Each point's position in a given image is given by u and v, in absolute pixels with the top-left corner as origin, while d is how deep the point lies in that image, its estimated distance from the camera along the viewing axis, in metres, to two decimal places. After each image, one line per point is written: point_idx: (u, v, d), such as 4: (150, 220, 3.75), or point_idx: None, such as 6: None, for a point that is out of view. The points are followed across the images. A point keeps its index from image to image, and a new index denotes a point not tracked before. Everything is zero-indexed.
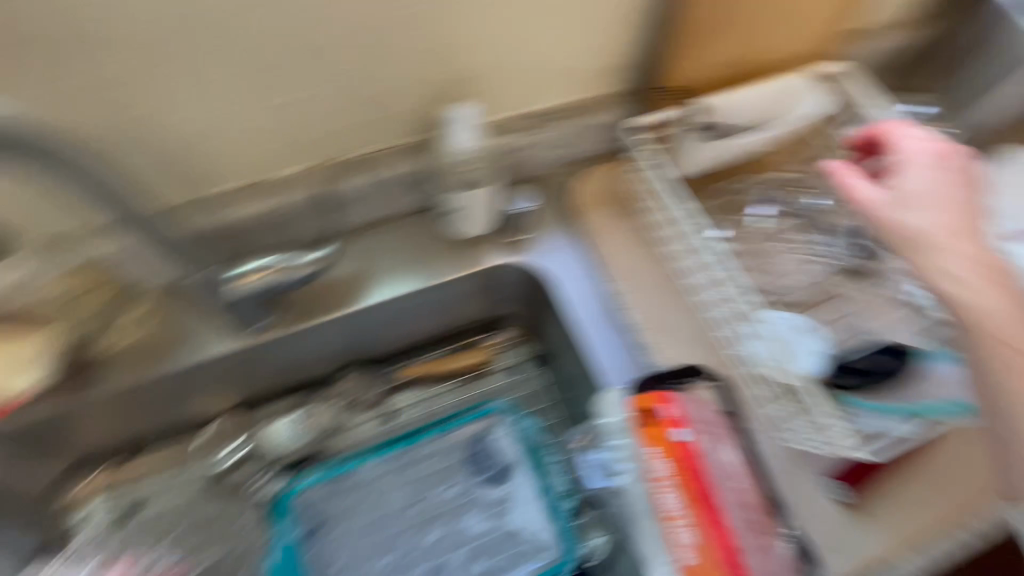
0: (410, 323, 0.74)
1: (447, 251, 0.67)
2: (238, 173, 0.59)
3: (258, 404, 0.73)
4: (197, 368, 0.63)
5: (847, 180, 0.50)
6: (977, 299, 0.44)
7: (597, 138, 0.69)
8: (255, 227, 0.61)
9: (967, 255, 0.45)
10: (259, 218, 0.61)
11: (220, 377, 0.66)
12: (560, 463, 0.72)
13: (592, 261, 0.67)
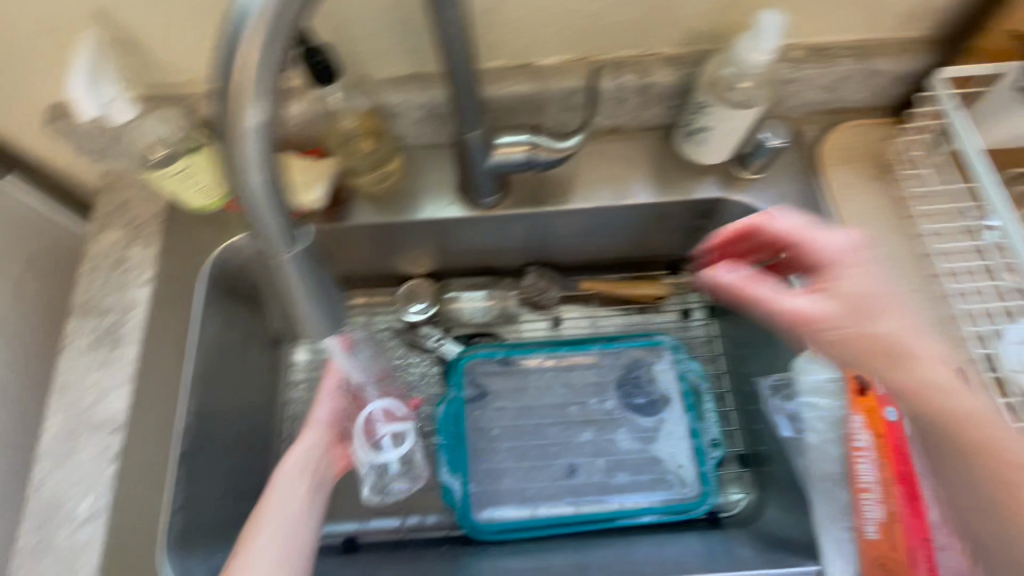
0: (604, 241, 0.73)
1: (673, 176, 0.66)
2: (505, 52, 0.57)
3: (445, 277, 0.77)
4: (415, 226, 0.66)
5: (752, 293, 0.50)
6: (947, 390, 0.43)
7: (870, 88, 0.62)
8: (502, 107, 0.60)
9: (935, 363, 0.43)
10: (509, 99, 0.59)
11: (425, 240, 0.69)
12: (715, 413, 0.72)
13: (829, 217, 0.62)
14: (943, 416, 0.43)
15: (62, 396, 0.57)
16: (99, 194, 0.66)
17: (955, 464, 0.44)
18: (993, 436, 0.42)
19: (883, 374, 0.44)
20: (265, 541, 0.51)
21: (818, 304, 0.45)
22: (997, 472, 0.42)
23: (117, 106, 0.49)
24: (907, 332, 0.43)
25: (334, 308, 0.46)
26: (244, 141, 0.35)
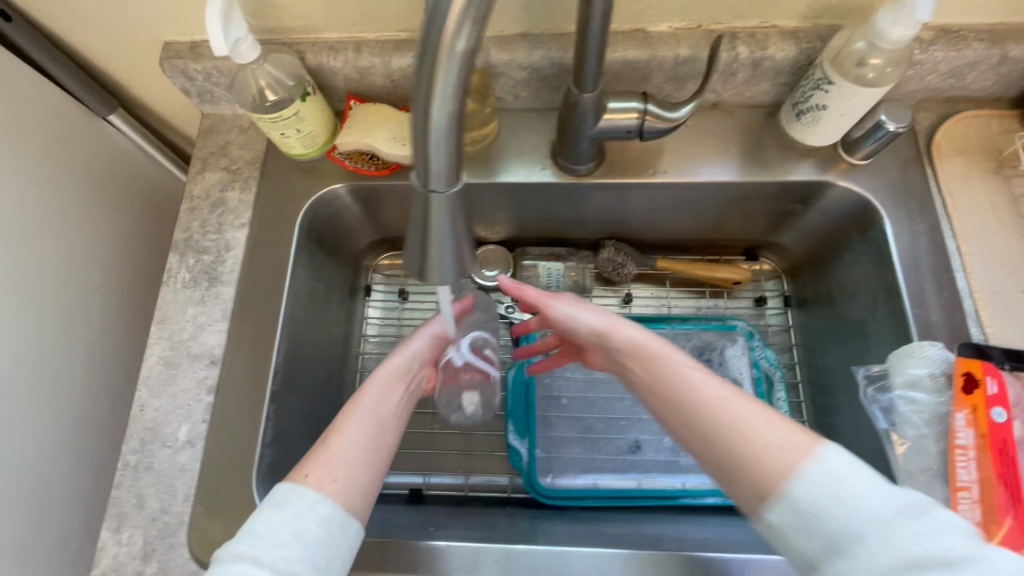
0: (685, 220, 0.72)
1: (772, 157, 0.64)
2: (617, 16, 0.56)
3: (515, 247, 0.77)
4: (504, 191, 0.66)
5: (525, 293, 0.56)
6: (706, 390, 0.43)
7: (997, 77, 0.58)
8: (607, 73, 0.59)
9: (683, 360, 0.46)
10: (615, 65, 0.58)
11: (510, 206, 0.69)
12: (786, 403, 0.71)
13: (938, 210, 0.59)
14: (713, 424, 0.42)
15: (162, 328, 0.60)
16: (200, 137, 0.67)
17: (714, 462, 0.42)
18: (731, 422, 0.41)
19: (656, 379, 0.46)
20: (345, 441, 0.46)
21: (614, 320, 0.51)
22: (735, 456, 0.40)
23: (244, 44, 0.49)
24: (674, 354, 0.46)
25: (465, 262, 0.37)
26: (437, 68, 0.26)
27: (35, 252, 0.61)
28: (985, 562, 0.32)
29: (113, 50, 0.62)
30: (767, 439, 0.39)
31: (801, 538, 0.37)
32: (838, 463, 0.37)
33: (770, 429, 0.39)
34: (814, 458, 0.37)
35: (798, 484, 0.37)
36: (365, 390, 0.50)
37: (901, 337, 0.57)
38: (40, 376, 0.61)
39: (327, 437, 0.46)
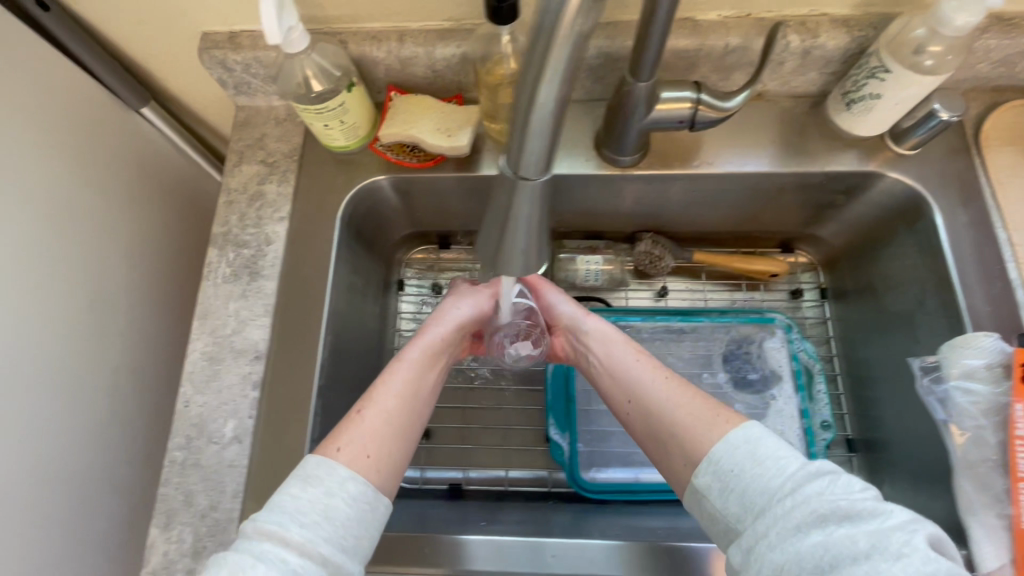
0: (724, 212, 0.71)
1: (817, 147, 0.63)
2: None
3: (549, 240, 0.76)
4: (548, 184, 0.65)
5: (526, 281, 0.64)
6: (650, 372, 0.52)
7: None
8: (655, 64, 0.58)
9: (633, 349, 0.55)
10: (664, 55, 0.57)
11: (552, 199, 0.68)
12: (826, 396, 0.70)
13: (987, 200, 0.59)
14: (656, 398, 0.50)
15: (204, 323, 0.59)
16: (235, 129, 0.66)
17: (652, 431, 0.49)
18: (668, 396, 0.49)
19: (611, 363, 0.55)
20: (378, 413, 0.46)
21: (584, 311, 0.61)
22: (671, 422, 0.47)
23: (296, 32, 0.49)
24: (626, 343, 0.56)
25: (542, 250, 0.37)
26: (553, 47, 0.25)
27: (74, 247, 0.59)
28: (882, 516, 0.36)
29: (150, 41, 0.60)
30: (695, 411, 0.47)
31: (723, 500, 0.42)
32: (759, 432, 0.43)
33: (697, 403, 0.48)
34: (739, 425, 0.44)
35: (720, 444, 0.43)
36: (399, 362, 0.51)
37: (952, 328, 0.57)
38: (81, 373, 0.60)
39: (360, 408, 0.47)
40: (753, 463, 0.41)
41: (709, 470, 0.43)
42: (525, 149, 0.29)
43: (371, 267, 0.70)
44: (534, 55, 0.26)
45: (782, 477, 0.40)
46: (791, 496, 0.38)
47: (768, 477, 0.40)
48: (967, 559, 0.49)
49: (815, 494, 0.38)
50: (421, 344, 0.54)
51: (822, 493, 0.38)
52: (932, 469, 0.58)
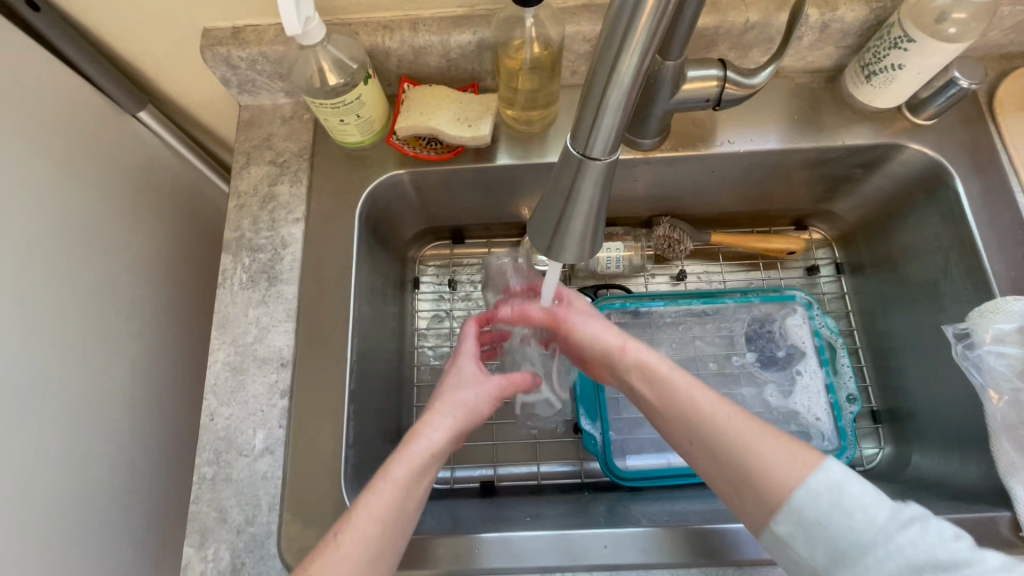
0: (740, 191, 0.71)
1: (834, 122, 0.63)
2: None
3: None
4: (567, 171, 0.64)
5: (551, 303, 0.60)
6: (712, 406, 0.46)
7: None
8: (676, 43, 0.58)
9: (688, 379, 0.49)
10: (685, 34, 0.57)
11: None
12: (850, 369, 0.70)
13: (1006, 165, 0.60)
14: (721, 436, 0.44)
15: (223, 332, 0.57)
16: (240, 130, 0.64)
17: (722, 476, 0.44)
18: (737, 437, 0.43)
19: (663, 397, 0.49)
20: (354, 538, 0.41)
21: (625, 339, 0.55)
22: (741, 470, 0.42)
23: (313, 22, 0.47)
24: (678, 371, 0.50)
25: (596, 242, 0.35)
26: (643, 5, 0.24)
27: (83, 261, 0.57)
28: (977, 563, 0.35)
29: (147, 40, 0.57)
30: (770, 455, 0.42)
31: (807, 547, 0.40)
32: (839, 475, 0.40)
33: (772, 444, 0.42)
34: (817, 467, 0.40)
35: (802, 491, 0.40)
36: (382, 479, 0.44)
37: (978, 293, 0.58)
38: (97, 393, 0.57)
39: (336, 530, 0.42)
40: (840, 516, 0.38)
41: (788, 519, 0.40)
42: (601, 116, 0.28)
43: (388, 266, 0.68)
44: (618, 16, 0.25)
45: (873, 530, 0.37)
46: (885, 550, 0.36)
47: (858, 531, 0.37)
48: (1013, 519, 0.50)
49: (910, 548, 0.36)
50: (410, 457, 0.46)
51: (916, 549, 0.36)
52: (964, 433, 0.59)
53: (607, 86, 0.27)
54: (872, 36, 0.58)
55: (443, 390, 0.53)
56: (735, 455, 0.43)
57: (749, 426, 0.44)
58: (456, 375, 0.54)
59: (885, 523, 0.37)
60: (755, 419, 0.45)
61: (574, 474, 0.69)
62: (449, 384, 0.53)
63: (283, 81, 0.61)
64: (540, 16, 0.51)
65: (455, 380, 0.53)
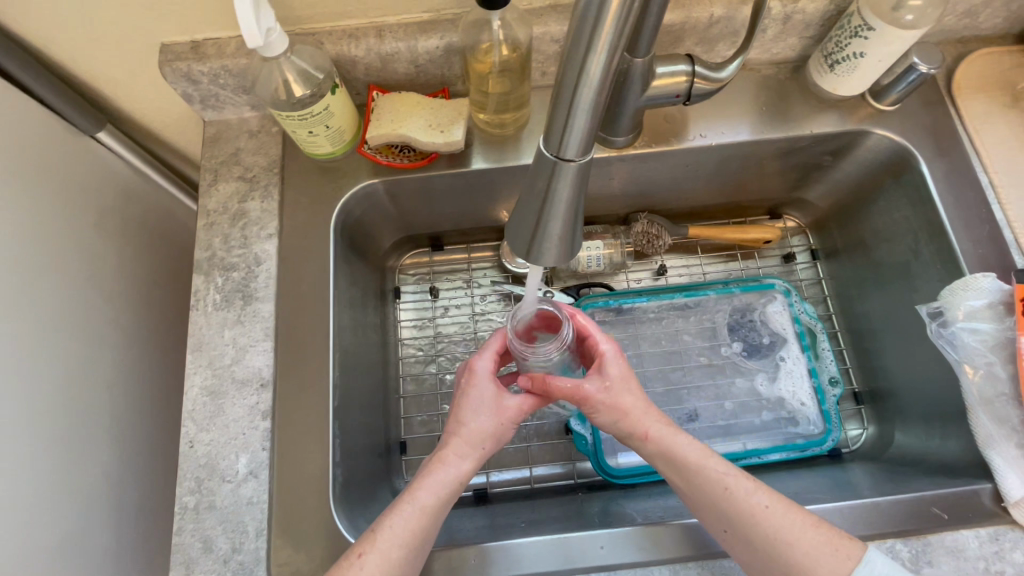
0: (715, 183, 0.71)
1: (802, 111, 0.64)
2: None
3: None
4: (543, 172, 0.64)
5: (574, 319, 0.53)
6: (750, 496, 0.45)
7: (1007, 13, 0.61)
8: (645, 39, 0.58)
9: (720, 465, 0.46)
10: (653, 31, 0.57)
11: None
12: (831, 353, 0.71)
13: (968, 146, 0.62)
14: (761, 527, 0.44)
15: (198, 356, 0.55)
16: (206, 146, 0.62)
17: (754, 559, 0.44)
18: (777, 530, 0.43)
19: (690, 482, 0.47)
20: (379, 562, 0.42)
21: (644, 422, 0.49)
22: (778, 561, 0.43)
23: (274, 33, 0.46)
24: (708, 457, 0.47)
25: (574, 245, 0.34)
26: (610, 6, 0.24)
27: (49, 290, 0.54)
28: None
29: (102, 59, 0.55)
30: (811, 547, 0.42)
31: None
32: (883, 568, 0.41)
33: (814, 536, 0.43)
34: (861, 560, 0.42)
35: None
36: (407, 502, 0.45)
37: (949, 272, 0.59)
38: (70, 426, 0.55)
39: (361, 551, 0.43)
40: None
41: None
42: (573, 118, 0.27)
43: (367, 277, 0.67)
44: (585, 16, 0.25)
45: None
46: None
47: None
48: (995, 491, 0.52)
49: None
50: (434, 483, 0.46)
51: None
52: (943, 409, 0.60)
53: (578, 87, 0.27)
54: (833, 26, 0.59)
55: (461, 417, 0.49)
56: (774, 546, 0.43)
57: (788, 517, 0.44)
58: (476, 398, 0.49)
59: None
60: (792, 509, 0.44)
61: (567, 475, 0.68)
62: (467, 408, 0.49)
63: (248, 94, 0.59)
64: (508, 18, 0.50)
65: (474, 408, 0.49)
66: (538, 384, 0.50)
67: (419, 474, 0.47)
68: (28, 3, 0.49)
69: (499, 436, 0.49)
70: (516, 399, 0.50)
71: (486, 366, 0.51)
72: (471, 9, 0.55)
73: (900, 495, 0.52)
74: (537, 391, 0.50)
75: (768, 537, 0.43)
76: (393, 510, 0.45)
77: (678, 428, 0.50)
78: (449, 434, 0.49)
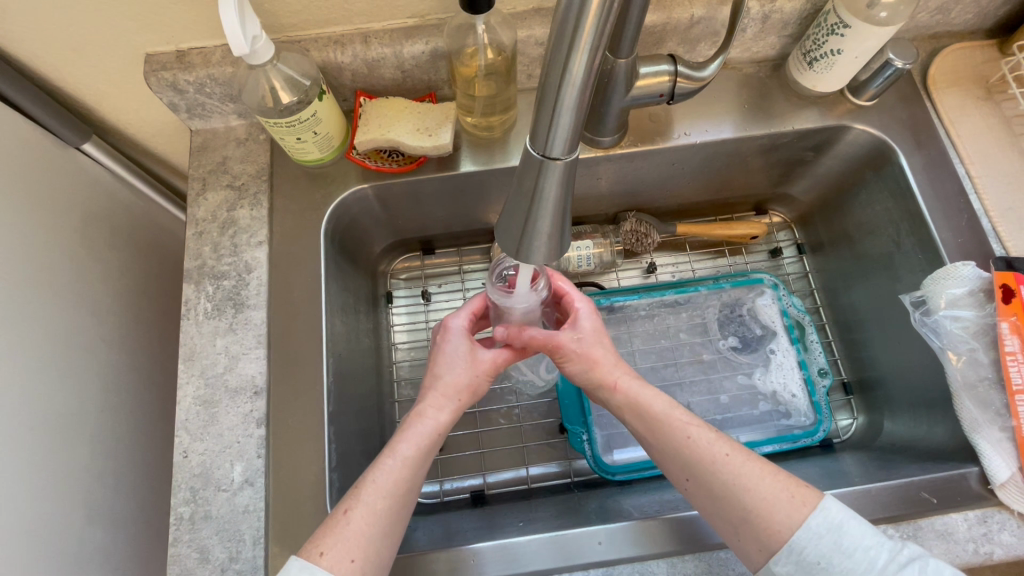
0: (701, 180, 0.72)
1: (783, 109, 0.66)
2: None
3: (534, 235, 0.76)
4: None
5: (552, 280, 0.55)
6: (711, 445, 0.45)
7: (978, 9, 0.63)
8: None
9: (685, 416, 0.47)
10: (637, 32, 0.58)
11: None
12: (820, 345, 0.72)
13: (946, 136, 0.64)
14: (720, 474, 0.44)
15: (190, 365, 0.55)
16: (193, 156, 0.62)
17: (719, 510, 0.44)
18: (736, 476, 0.44)
19: (657, 434, 0.48)
20: (364, 514, 0.42)
21: (614, 372, 0.50)
22: (740, 507, 0.43)
23: (260, 41, 0.46)
24: (674, 408, 0.48)
25: (563, 242, 0.35)
26: (591, 8, 0.25)
27: (36, 303, 0.54)
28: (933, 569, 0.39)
29: (87, 70, 0.55)
30: (769, 493, 0.43)
31: None
32: (839, 515, 0.41)
33: (772, 484, 0.43)
34: (816, 506, 0.42)
35: (802, 531, 0.41)
36: (389, 456, 0.45)
37: (931, 261, 0.61)
38: (62, 440, 0.54)
39: (346, 507, 0.42)
40: (830, 541, 0.40)
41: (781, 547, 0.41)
42: (557, 117, 0.28)
43: (359, 283, 0.67)
44: (566, 16, 0.26)
45: (859, 555, 0.40)
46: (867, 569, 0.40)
47: (846, 554, 0.40)
48: (981, 473, 0.53)
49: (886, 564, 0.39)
50: (414, 435, 0.46)
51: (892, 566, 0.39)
52: (930, 396, 0.61)
53: (561, 86, 0.27)
54: (811, 24, 0.60)
55: (437, 371, 0.50)
56: (730, 492, 0.43)
57: (747, 465, 0.44)
58: (451, 352, 0.51)
59: (867, 546, 0.40)
60: (753, 458, 0.45)
61: (564, 474, 0.69)
62: (442, 362, 0.50)
63: (234, 103, 0.60)
64: (492, 22, 0.51)
65: (449, 361, 0.50)
66: (513, 334, 0.52)
67: (398, 429, 0.47)
68: (11, 17, 0.49)
69: (475, 387, 0.50)
70: (491, 352, 0.51)
71: (462, 324, 0.52)
72: (456, 14, 0.56)
73: (891, 481, 0.53)
74: (513, 341, 0.52)
75: (724, 486, 0.44)
76: (375, 465, 0.45)
77: (646, 382, 0.51)
78: (426, 389, 0.49)
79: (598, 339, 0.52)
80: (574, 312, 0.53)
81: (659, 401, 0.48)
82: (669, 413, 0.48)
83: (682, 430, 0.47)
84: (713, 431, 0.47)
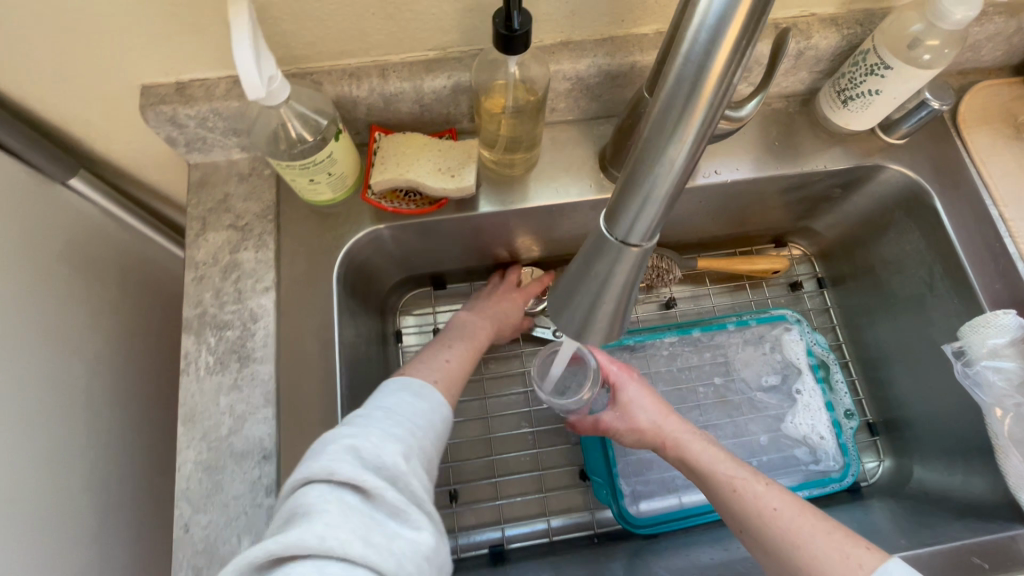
0: (724, 215, 0.70)
1: (813, 147, 0.63)
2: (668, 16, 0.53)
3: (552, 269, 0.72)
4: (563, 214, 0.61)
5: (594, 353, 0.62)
6: (759, 500, 0.46)
7: (1007, 47, 0.62)
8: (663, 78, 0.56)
9: (730, 469, 0.50)
10: None
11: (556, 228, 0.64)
12: (844, 384, 0.71)
13: (976, 174, 0.62)
14: (764, 528, 0.45)
15: (191, 428, 0.50)
16: (192, 192, 0.57)
17: (772, 565, 0.44)
18: (784, 534, 0.44)
19: (706, 485, 0.51)
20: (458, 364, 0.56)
21: (663, 433, 0.55)
22: (790, 561, 0.43)
23: (277, 81, 0.42)
24: (720, 461, 0.51)
25: (620, 328, 0.32)
26: (706, 96, 0.22)
27: (21, 360, 0.49)
28: None
29: (78, 102, 0.51)
30: (820, 551, 0.42)
31: None
32: None
33: (823, 539, 0.42)
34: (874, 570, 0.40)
35: None
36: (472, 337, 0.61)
37: (967, 308, 0.59)
38: (49, 511, 0.49)
39: (446, 358, 0.57)
40: None
41: None
42: (648, 204, 0.25)
43: (370, 326, 0.63)
44: (673, 99, 0.23)
45: None
46: None
47: None
48: None
49: None
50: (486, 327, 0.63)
51: None
52: (966, 446, 0.60)
53: (654, 171, 0.24)
54: (845, 61, 0.58)
55: (512, 298, 0.66)
56: (777, 548, 0.44)
57: (793, 520, 0.44)
58: (527, 296, 0.67)
59: None
60: (805, 511, 0.45)
61: (585, 525, 0.65)
62: (518, 297, 0.67)
63: (239, 136, 0.55)
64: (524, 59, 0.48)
65: (520, 300, 0.67)
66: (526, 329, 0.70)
67: (473, 322, 0.63)
68: None
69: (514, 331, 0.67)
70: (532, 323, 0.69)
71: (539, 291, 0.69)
72: (481, 47, 0.52)
73: (938, 544, 0.51)
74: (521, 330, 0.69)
75: (771, 544, 0.44)
76: (460, 339, 0.60)
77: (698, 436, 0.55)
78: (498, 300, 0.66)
79: (642, 412, 0.57)
80: (619, 381, 0.60)
81: (706, 451, 0.52)
82: (714, 466, 0.51)
83: (725, 481, 0.49)
84: (761, 481, 0.48)
